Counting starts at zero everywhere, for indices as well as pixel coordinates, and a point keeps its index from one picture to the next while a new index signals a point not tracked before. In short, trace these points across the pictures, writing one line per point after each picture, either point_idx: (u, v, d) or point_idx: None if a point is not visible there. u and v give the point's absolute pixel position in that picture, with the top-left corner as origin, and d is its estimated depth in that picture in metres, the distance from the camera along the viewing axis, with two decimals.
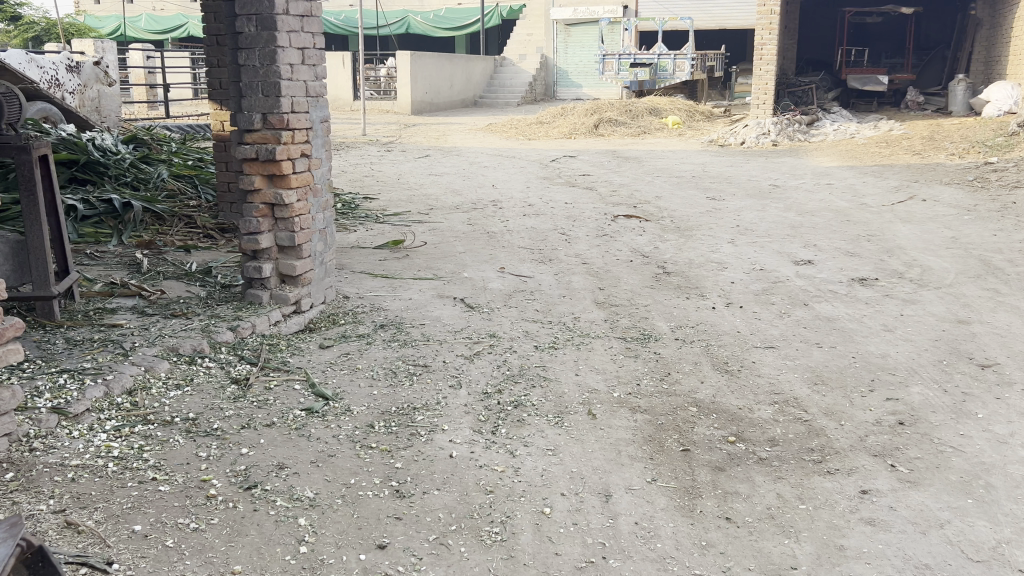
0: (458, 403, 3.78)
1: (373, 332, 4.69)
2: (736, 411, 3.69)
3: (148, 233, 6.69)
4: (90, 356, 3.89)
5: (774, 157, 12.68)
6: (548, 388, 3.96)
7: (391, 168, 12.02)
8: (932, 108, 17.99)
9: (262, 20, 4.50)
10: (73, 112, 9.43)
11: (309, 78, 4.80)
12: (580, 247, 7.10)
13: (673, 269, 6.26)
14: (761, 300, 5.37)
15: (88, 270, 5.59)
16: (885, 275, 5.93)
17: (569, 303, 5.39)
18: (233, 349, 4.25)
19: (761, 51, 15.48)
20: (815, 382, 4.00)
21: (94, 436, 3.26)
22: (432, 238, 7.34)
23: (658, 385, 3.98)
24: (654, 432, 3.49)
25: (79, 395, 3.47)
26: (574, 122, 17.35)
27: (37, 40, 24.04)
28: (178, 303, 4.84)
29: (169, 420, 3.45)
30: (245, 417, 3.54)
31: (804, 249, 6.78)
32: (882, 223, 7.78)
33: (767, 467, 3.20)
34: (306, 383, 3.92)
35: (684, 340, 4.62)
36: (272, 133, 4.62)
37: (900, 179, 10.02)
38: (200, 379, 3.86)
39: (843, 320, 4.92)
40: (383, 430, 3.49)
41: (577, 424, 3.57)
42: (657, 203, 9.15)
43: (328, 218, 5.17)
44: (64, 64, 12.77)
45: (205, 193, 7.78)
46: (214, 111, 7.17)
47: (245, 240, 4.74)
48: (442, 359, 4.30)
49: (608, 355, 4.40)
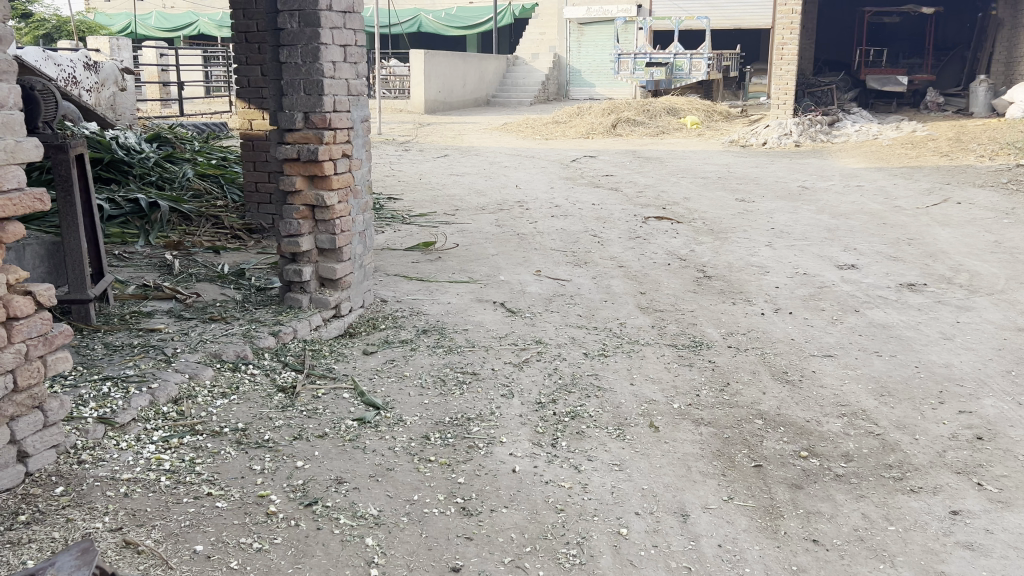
0: (513, 413, 3.65)
1: (417, 338, 4.55)
2: (804, 424, 3.56)
3: (175, 233, 6.57)
4: (132, 363, 3.76)
5: (798, 157, 12.53)
6: (604, 399, 3.82)
7: (411, 168, 11.90)
8: (952, 109, 17.81)
9: (306, 16, 4.36)
10: (94, 111, 9.31)
11: (351, 75, 4.67)
12: (614, 249, 6.96)
13: (714, 273, 6.12)
14: (810, 306, 5.24)
15: (118, 272, 5.47)
16: (933, 281, 5.78)
17: (612, 307, 5.26)
18: (276, 354, 4.11)
19: (782, 50, 15.29)
20: (882, 393, 3.86)
21: (142, 448, 3.14)
22: (463, 240, 7.21)
23: (718, 396, 3.85)
24: (722, 447, 3.36)
25: (124, 405, 3.35)
26: (591, 122, 17.20)
27: (49, 37, 23.97)
28: (215, 306, 4.71)
29: (218, 431, 3.32)
30: (296, 428, 3.40)
31: (845, 253, 6.63)
32: (920, 226, 7.63)
33: (846, 484, 3.06)
34: (354, 392, 3.78)
35: (738, 348, 4.49)
36: (314, 132, 4.49)
37: (932, 181, 9.85)
38: (245, 387, 3.73)
39: (898, 327, 4.78)
40: (440, 442, 3.35)
41: (640, 437, 3.44)
42: (686, 204, 9.01)
43: (368, 220, 5.04)
44: (82, 61, 12.64)
45: (231, 193, 7.65)
46: (241, 109, 7.03)
47: (284, 242, 4.62)
48: (491, 367, 4.16)
49: (661, 363, 4.26)
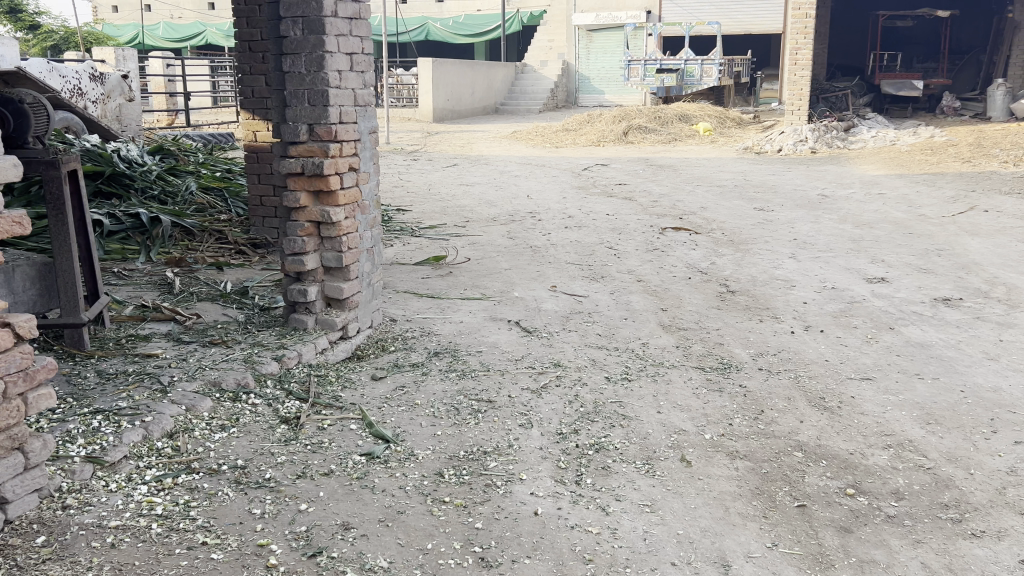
0: (533, 446, 3.39)
1: (427, 361, 4.31)
2: (848, 457, 3.30)
3: (177, 249, 6.34)
4: (124, 394, 3.52)
5: (815, 165, 12.24)
6: (630, 429, 3.56)
7: (420, 178, 11.66)
8: (970, 114, 17.49)
9: (309, 23, 4.14)
10: (98, 123, 9.16)
11: (357, 85, 4.43)
12: (631, 262, 6.70)
13: (737, 288, 5.86)
14: (841, 323, 4.98)
15: (116, 292, 5.24)
16: (969, 295, 5.50)
17: (633, 326, 4.99)
18: (279, 382, 3.87)
19: (796, 56, 14.96)
20: (928, 421, 3.59)
21: (133, 490, 2.89)
22: (474, 254, 6.95)
23: (753, 425, 3.59)
24: (762, 484, 3.10)
25: (115, 440, 3.11)
26: (602, 129, 16.94)
27: (56, 49, 23.94)
28: (215, 329, 4.48)
29: (216, 468, 3.08)
30: (299, 465, 3.16)
31: (873, 266, 6.35)
32: (948, 235, 7.36)
33: (900, 528, 2.80)
34: (362, 423, 3.53)
35: (770, 370, 4.23)
36: (319, 145, 4.25)
37: (956, 189, 9.55)
38: (246, 418, 3.49)
39: (938, 346, 4.51)
40: (455, 480, 3.10)
41: (671, 472, 3.19)
42: (703, 214, 8.76)
43: (376, 236, 4.80)
44: (87, 72, 12.50)
45: (236, 206, 7.42)
46: (245, 120, 6.80)
47: (288, 261, 4.38)
48: (507, 394, 3.90)
49: (689, 389, 3.99)
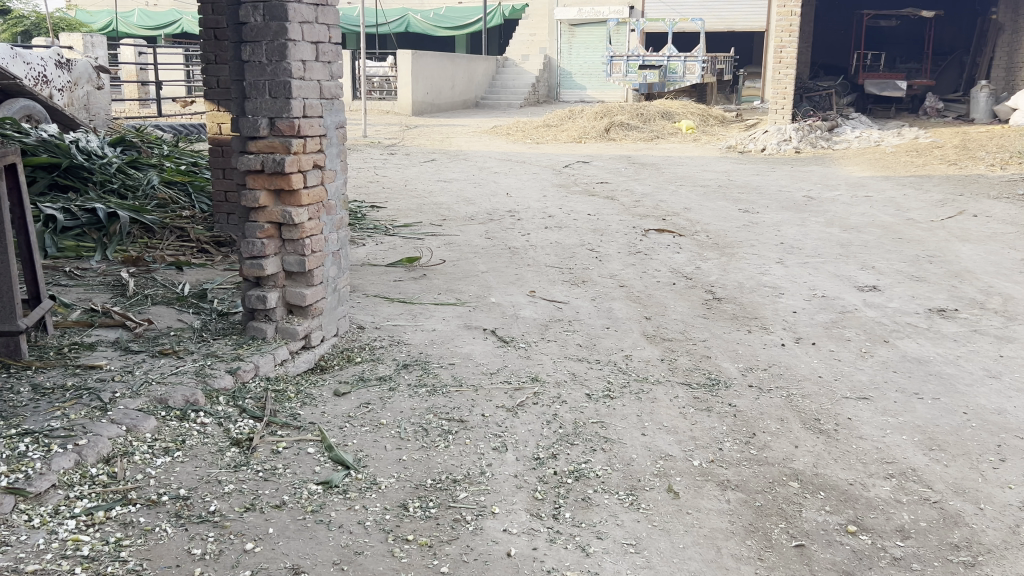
0: (507, 473, 3.11)
1: (396, 374, 4.01)
2: (848, 488, 3.05)
3: (135, 247, 5.99)
4: (59, 412, 3.19)
5: (800, 165, 12.05)
6: (612, 453, 3.29)
7: (397, 173, 11.34)
8: (953, 115, 17.38)
9: (271, 9, 3.83)
10: (62, 111, 8.80)
11: (323, 77, 4.12)
12: (613, 266, 6.43)
13: (723, 294, 5.62)
14: (833, 335, 4.74)
15: (65, 294, 4.90)
16: (964, 305, 5.28)
17: (615, 336, 4.72)
18: (232, 398, 3.56)
19: (780, 54, 14.70)
20: (930, 447, 3.35)
21: (59, 525, 2.58)
22: (450, 255, 6.66)
23: (745, 450, 3.34)
24: (756, 519, 2.84)
25: (43, 467, 2.80)
26: (583, 125, 16.66)
27: (26, 34, 23.41)
28: (167, 337, 4.16)
29: (155, 499, 2.78)
30: (248, 495, 2.86)
31: (863, 272, 6.13)
32: (938, 241, 7.17)
33: (907, 573, 2.55)
34: (322, 446, 3.24)
35: (760, 387, 3.98)
36: (280, 140, 3.94)
37: (944, 192, 9.37)
38: (193, 441, 3.18)
39: (936, 362, 4.28)
40: (419, 514, 2.81)
41: (657, 505, 2.92)
42: (687, 215, 8.51)
43: (343, 237, 4.49)
44: (53, 59, 12.04)
45: (200, 202, 7.04)
46: (209, 112, 6.45)
47: (246, 265, 4.06)
48: (481, 413, 3.61)
49: (676, 408, 3.72)
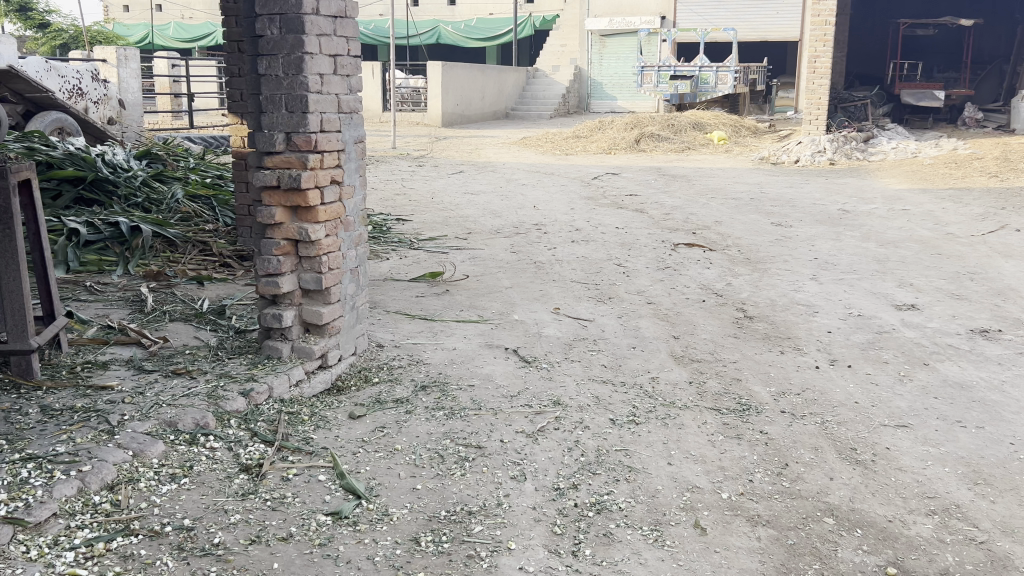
0: (525, 505, 2.97)
1: (414, 397, 3.88)
2: (887, 526, 2.87)
3: (157, 261, 5.94)
4: (65, 436, 3.11)
5: (834, 177, 11.79)
6: (636, 484, 3.14)
7: (424, 185, 11.27)
8: (993, 125, 16.95)
9: (288, 22, 3.75)
10: (93, 123, 8.85)
11: (341, 90, 4.03)
12: (641, 281, 6.27)
13: (754, 313, 5.44)
14: (870, 358, 4.53)
15: (83, 310, 4.85)
16: (1008, 326, 5.05)
17: (641, 357, 4.56)
18: (244, 421, 3.46)
19: (814, 64, 14.38)
20: (976, 482, 3.15)
21: (57, 558, 2.48)
22: (474, 270, 6.54)
23: (777, 482, 3.16)
24: (788, 560, 2.68)
25: (45, 495, 2.71)
26: (613, 137, 16.50)
27: (65, 47, 23.83)
28: (182, 356, 4.08)
29: (157, 530, 2.68)
30: (255, 526, 2.75)
31: (900, 290, 5.91)
32: (979, 257, 6.91)
33: None
34: (333, 473, 3.12)
35: (794, 414, 3.79)
36: (297, 156, 3.85)
37: (985, 206, 9.08)
38: (202, 466, 3.09)
39: (979, 388, 4.06)
40: (432, 549, 2.68)
41: (683, 542, 2.76)
42: (717, 228, 8.32)
43: (362, 254, 4.39)
44: (89, 72, 12.11)
45: (224, 215, 6.99)
46: (232, 125, 6.42)
47: (263, 283, 3.97)
48: (500, 439, 3.47)
49: (704, 436, 3.56)
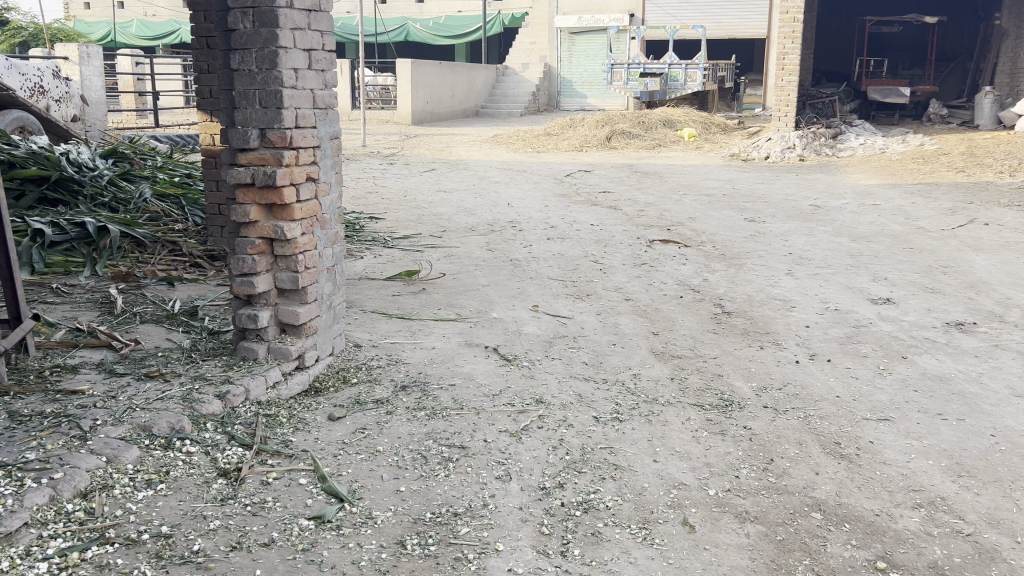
0: (511, 505, 2.93)
1: (394, 397, 3.82)
2: (874, 520, 2.86)
3: (126, 261, 5.81)
4: (34, 443, 3.01)
5: (804, 173, 11.87)
6: (623, 482, 3.11)
7: (396, 184, 11.17)
8: (957, 121, 17.21)
9: (261, 15, 3.66)
10: (55, 122, 8.64)
11: (316, 85, 3.95)
12: (618, 278, 6.25)
13: (733, 308, 5.44)
14: (850, 352, 4.55)
15: (50, 312, 4.72)
16: (982, 318, 5.10)
17: (622, 354, 4.53)
18: (221, 424, 3.38)
19: (783, 61, 14.48)
20: (959, 474, 3.16)
21: (28, 569, 2.39)
22: (450, 268, 6.48)
23: (764, 478, 3.15)
24: (779, 556, 2.66)
25: (15, 504, 2.61)
26: (584, 134, 16.50)
27: (25, 45, 23.33)
28: (154, 358, 3.98)
29: (134, 538, 2.59)
30: (235, 533, 2.68)
31: (875, 284, 5.95)
32: (951, 251, 6.98)
33: None
34: (315, 476, 3.06)
35: (776, 409, 3.79)
36: (271, 153, 3.77)
37: (953, 200, 9.18)
38: (178, 472, 3.00)
39: (958, 380, 4.09)
40: (418, 552, 2.63)
41: (672, 540, 2.73)
42: (692, 225, 8.34)
43: (339, 252, 4.32)
44: (51, 70, 11.84)
45: (194, 215, 6.86)
46: (201, 122, 6.30)
47: (237, 282, 3.89)
48: (483, 438, 3.42)
49: (688, 432, 3.54)
